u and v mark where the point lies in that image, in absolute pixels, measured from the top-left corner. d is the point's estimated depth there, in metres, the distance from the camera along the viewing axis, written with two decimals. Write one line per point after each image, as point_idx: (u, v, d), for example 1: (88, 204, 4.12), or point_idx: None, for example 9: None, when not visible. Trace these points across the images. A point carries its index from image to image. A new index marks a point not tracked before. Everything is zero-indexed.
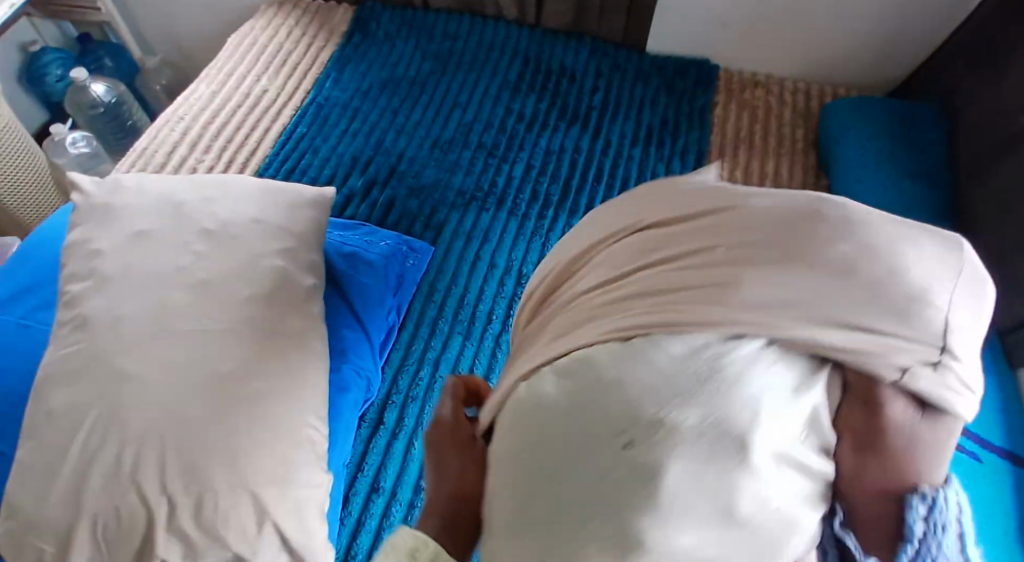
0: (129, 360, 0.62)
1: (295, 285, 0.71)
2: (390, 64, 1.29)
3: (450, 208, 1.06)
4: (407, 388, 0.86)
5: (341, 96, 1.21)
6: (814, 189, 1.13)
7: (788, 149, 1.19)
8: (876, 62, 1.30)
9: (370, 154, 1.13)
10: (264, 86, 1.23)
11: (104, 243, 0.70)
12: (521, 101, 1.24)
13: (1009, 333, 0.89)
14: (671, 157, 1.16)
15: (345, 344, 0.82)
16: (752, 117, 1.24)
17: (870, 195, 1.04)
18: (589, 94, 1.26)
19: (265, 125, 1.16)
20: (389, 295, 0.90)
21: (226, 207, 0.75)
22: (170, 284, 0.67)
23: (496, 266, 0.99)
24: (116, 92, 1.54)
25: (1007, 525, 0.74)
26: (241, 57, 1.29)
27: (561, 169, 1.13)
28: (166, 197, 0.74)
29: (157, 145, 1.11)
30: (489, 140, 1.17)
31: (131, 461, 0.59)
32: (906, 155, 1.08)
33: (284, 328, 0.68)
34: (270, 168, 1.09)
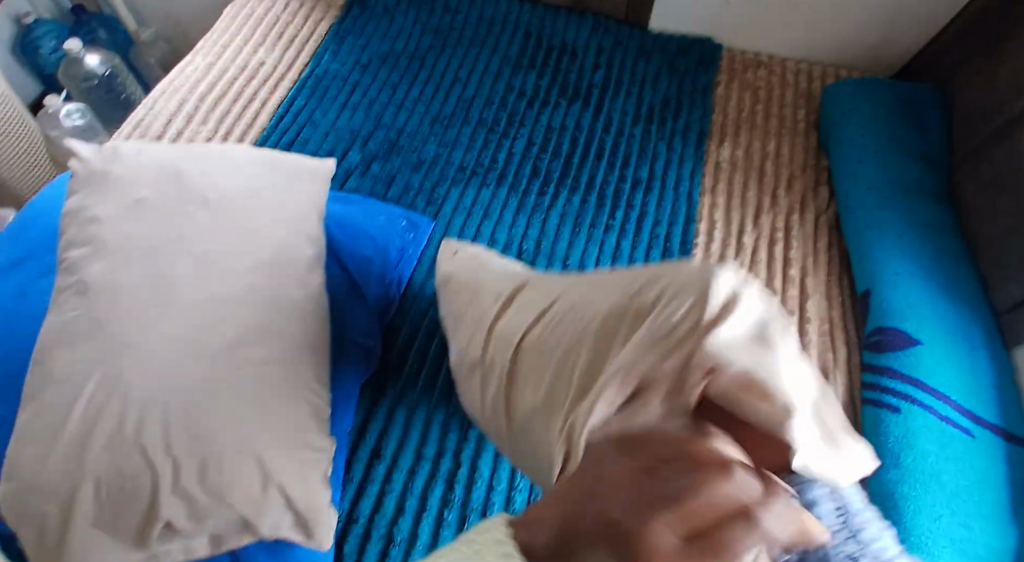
0: (131, 324, 0.62)
1: (297, 255, 0.72)
2: (390, 37, 1.28)
3: (452, 183, 1.06)
4: (407, 362, 0.86)
5: (340, 69, 1.20)
6: (814, 169, 1.14)
7: (788, 130, 1.19)
8: (876, 44, 1.30)
9: (370, 129, 1.12)
10: (262, 59, 1.21)
11: (104, 209, 0.70)
12: (522, 77, 1.23)
13: (1003, 312, 0.90)
14: (672, 135, 1.16)
15: (345, 315, 0.82)
16: (753, 97, 1.24)
17: (870, 175, 1.04)
18: (590, 71, 1.25)
19: (263, 97, 1.15)
20: (391, 268, 0.90)
21: (228, 176, 0.74)
22: (172, 252, 0.67)
23: (497, 241, 0.99)
24: (110, 64, 1.52)
25: (998, 497, 0.75)
26: (238, 29, 1.27)
27: (563, 146, 1.13)
28: (166, 164, 0.74)
29: (154, 116, 1.10)
30: (490, 116, 1.16)
31: (134, 425, 0.59)
32: (905, 137, 1.08)
33: (286, 296, 0.68)
34: (269, 141, 1.08)
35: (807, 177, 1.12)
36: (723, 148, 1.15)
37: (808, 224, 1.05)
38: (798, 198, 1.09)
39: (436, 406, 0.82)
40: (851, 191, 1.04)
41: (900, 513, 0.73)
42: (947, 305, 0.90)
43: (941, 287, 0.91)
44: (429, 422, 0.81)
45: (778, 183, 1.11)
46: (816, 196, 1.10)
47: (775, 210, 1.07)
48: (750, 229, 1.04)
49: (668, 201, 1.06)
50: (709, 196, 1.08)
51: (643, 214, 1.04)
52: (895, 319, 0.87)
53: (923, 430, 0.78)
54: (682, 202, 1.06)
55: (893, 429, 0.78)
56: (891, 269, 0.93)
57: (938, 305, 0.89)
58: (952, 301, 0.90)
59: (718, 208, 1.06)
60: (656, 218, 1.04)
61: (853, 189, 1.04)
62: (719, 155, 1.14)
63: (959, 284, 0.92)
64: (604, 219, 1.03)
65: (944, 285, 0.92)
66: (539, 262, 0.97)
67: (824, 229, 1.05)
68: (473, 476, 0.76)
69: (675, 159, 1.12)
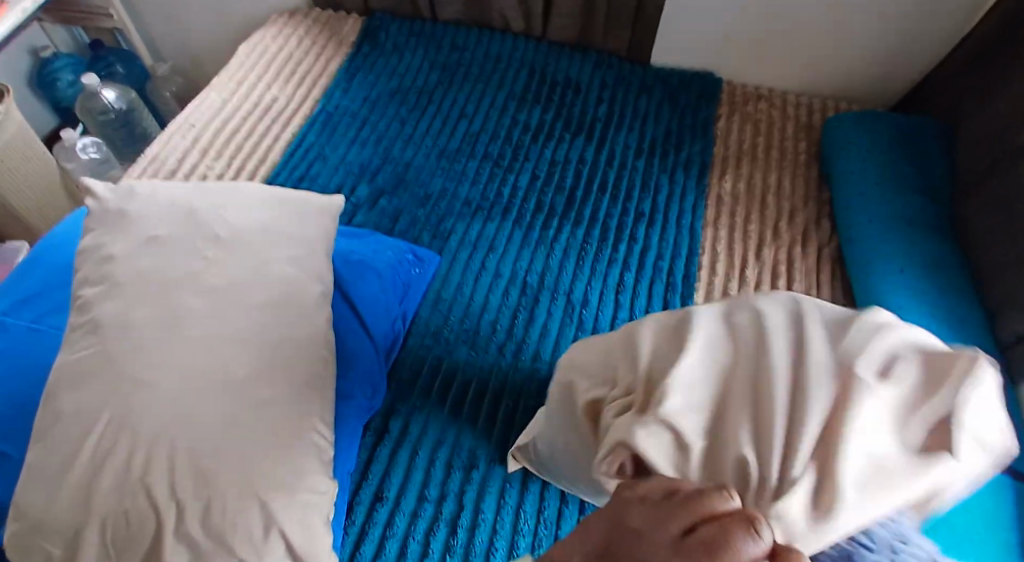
0: (140, 364, 0.64)
1: (304, 291, 0.73)
2: (399, 73, 1.31)
3: (457, 217, 1.08)
4: (413, 398, 0.87)
5: (350, 105, 1.23)
6: (816, 202, 1.15)
7: (790, 162, 1.20)
8: (876, 78, 1.32)
9: (378, 163, 1.14)
10: (275, 95, 1.24)
11: (117, 248, 0.71)
12: (527, 112, 1.25)
13: (1010, 346, 0.90)
14: (674, 168, 1.18)
15: (350, 350, 0.82)
16: (755, 130, 1.26)
17: (871, 208, 1.05)
18: (594, 106, 1.27)
19: (274, 133, 1.18)
20: (394, 302, 0.91)
21: (237, 214, 0.76)
22: (183, 291, 0.68)
23: (501, 274, 1.01)
24: (126, 98, 1.56)
25: (1010, 536, 0.72)
26: (251, 66, 1.30)
27: (566, 179, 1.14)
28: (178, 204, 0.76)
29: (168, 152, 1.12)
30: (495, 150, 1.18)
31: (143, 463, 0.60)
32: (910, 171, 1.09)
33: (293, 334, 0.70)
34: (279, 176, 1.09)
35: (810, 209, 1.13)
36: (726, 181, 1.17)
37: (811, 256, 1.06)
38: (800, 230, 1.10)
39: (440, 445, 0.83)
40: (853, 225, 1.05)
41: None
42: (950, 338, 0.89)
43: (945, 322, 0.90)
44: (432, 459, 0.82)
45: (780, 217, 1.12)
46: (819, 228, 1.11)
47: (777, 242, 1.08)
48: (752, 261, 1.05)
49: (671, 234, 1.07)
50: (711, 228, 1.09)
51: (646, 247, 1.05)
52: None
53: None
54: (685, 236, 1.07)
55: None
56: (893, 302, 0.92)
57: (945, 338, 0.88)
58: (956, 335, 0.89)
59: (721, 240, 1.07)
60: (659, 251, 1.05)
61: (855, 223, 1.05)
62: (721, 188, 1.16)
63: (964, 318, 0.92)
64: (607, 252, 1.04)
65: (948, 320, 0.91)
66: (542, 295, 0.98)
67: (826, 262, 1.06)
68: (475, 521, 0.76)
69: (677, 192, 1.14)
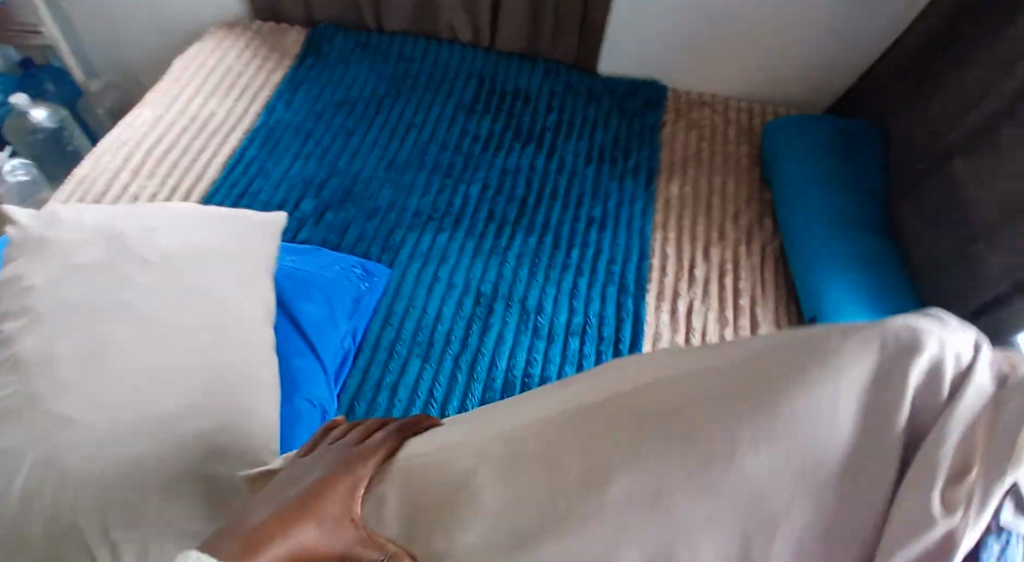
0: (66, 399, 0.60)
1: (241, 315, 0.71)
2: (344, 85, 1.29)
3: (407, 229, 1.06)
4: (364, 416, 0.84)
5: (293, 118, 1.20)
6: (760, 203, 1.17)
7: (734, 165, 1.22)
8: (814, 83, 1.35)
9: (324, 177, 1.12)
10: (212, 110, 1.21)
11: (39, 278, 0.68)
12: (476, 121, 1.25)
13: None
14: (624, 174, 1.18)
15: (294, 371, 0.80)
16: (700, 134, 1.28)
17: (812, 206, 1.07)
18: (543, 114, 1.27)
19: (212, 148, 1.14)
20: (341, 320, 0.89)
21: (169, 236, 0.73)
22: (111, 320, 0.65)
23: (453, 286, 0.99)
24: (57, 117, 1.49)
25: None
26: (187, 80, 1.26)
27: (517, 188, 1.14)
28: (105, 227, 0.72)
29: (99, 171, 1.07)
30: (445, 160, 1.17)
31: (71, 505, 0.57)
32: (847, 171, 1.12)
33: (232, 361, 0.68)
34: (219, 193, 1.06)
35: (754, 210, 1.15)
36: (674, 185, 1.18)
37: (755, 255, 1.08)
38: (746, 230, 1.11)
39: None
40: (795, 223, 1.07)
41: None
42: None
43: (884, 314, 0.93)
44: None
45: (726, 218, 1.13)
46: (763, 228, 1.12)
47: (724, 243, 1.09)
48: (701, 263, 1.06)
49: (622, 239, 1.08)
50: (661, 231, 1.10)
51: (598, 253, 1.05)
52: None
53: None
54: (635, 240, 1.08)
55: None
56: (835, 298, 0.94)
57: None
58: None
59: (670, 243, 1.08)
60: (610, 256, 1.05)
61: (797, 221, 1.07)
62: (669, 192, 1.17)
63: (903, 310, 0.94)
64: (560, 259, 1.04)
65: (887, 312, 0.93)
66: (496, 305, 0.97)
67: (771, 259, 1.08)
68: None
69: (627, 198, 1.14)
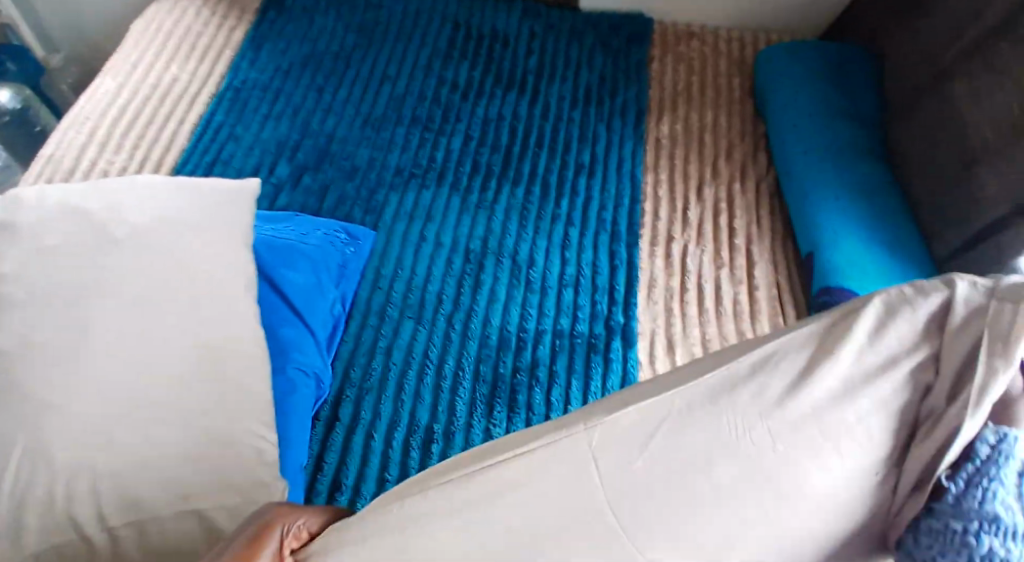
0: (47, 385, 0.58)
1: (222, 289, 0.69)
2: (311, 39, 1.23)
3: (389, 188, 1.03)
4: (360, 381, 0.83)
5: (260, 78, 1.15)
6: (753, 136, 1.13)
7: (725, 99, 1.18)
8: (803, 7, 1.30)
9: (297, 138, 1.07)
10: (175, 75, 1.16)
11: (5, 262, 0.64)
12: (453, 69, 1.20)
13: (945, 262, 0.91)
14: (611, 115, 1.14)
15: (285, 341, 0.78)
16: (688, 68, 1.23)
17: (805, 137, 1.04)
18: (523, 57, 1.22)
19: (179, 116, 1.10)
20: (329, 285, 0.87)
21: (137, 210, 0.70)
22: (86, 301, 0.63)
23: (442, 244, 0.96)
24: (21, 97, 1.45)
25: None
26: (146, 45, 1.20)
27: (501, 137, 1.10)
28: (70, 205, 0.69)
29: (65, 149, 1.03)
30: (423, 113, 1.13)
31: (65, 492, 0.56)
32: (840, 97, 1.08)
33: (216, 336, 0.66)
34: (189, 162, 1.02)
35: (746, 144, 1.12)
36: (663, 123, 1.14)
37: (750, 191, 1.05)
38: (739, 166, 1.08)
39: (394, 425, 0.79)
40: (789, 155, 1.04)
41: None
42: (890, 260, 0.89)
43: (882, 243, 0.91)
44: (388, 442, 0.78)
45: (718, 154, 1.10)
46: (757, 162, 1.09)
47: (717, 180, 1.06)
48: (694, 202, 1.03)
49: (612, 183, 1.05)
50: (652, 173, 1.07)
51: (589, 200, 1.02)
52: (838, 279, 0.86)
53: None
54: (626, 183, 1.05)
55: None
56: (830, 229, 0.92)
57: (883, 260, 0.89)
58: (894, 255, 0.90)
59: (662, 184, 1.05)
60: (601, 202, 1.02)
61: (791, 153, 1.04)
62: (659, 131, 1.13)
63: (903, 238, 0.92)
64: (550, 209, 1.01)
65: (886, 241, 0.91)
66: (487, 260, 0.95)
67: (766, 196, 1.05)
68: None
69: (616, 140, 1.11)
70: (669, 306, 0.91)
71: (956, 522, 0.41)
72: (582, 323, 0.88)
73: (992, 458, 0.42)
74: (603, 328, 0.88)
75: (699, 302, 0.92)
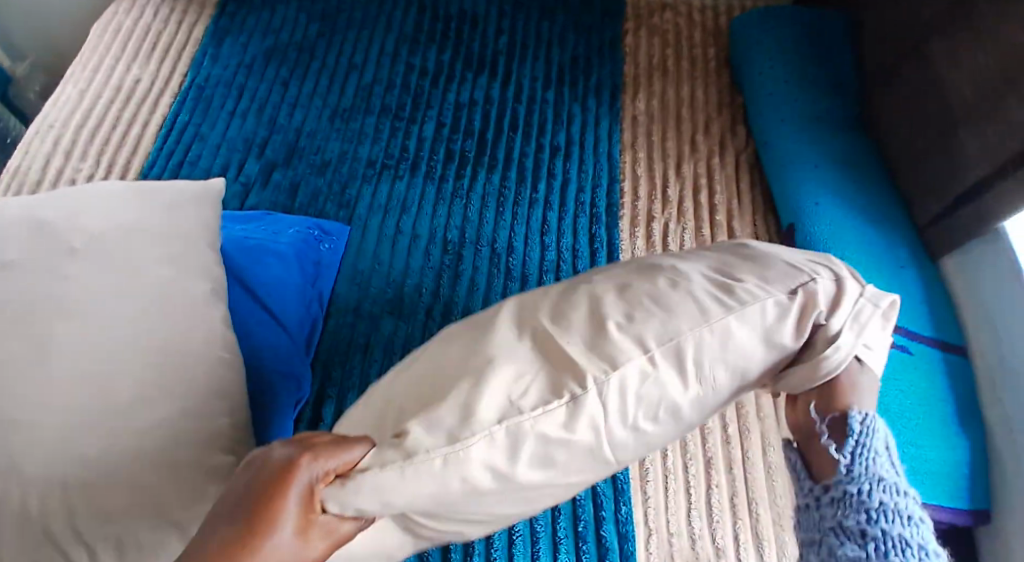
0: (15, 404, 0.57)
1: (189, 293, 0.67)
2: (274, 30, 1.20)
3: (362, 181, 1.01)
4: (341, 379, 0.82)
5: (223, 74, 1.13)
6: (731, 107, 1.12)
7: (701, 71, 1.16)
8: None
9: (264, 135, 1.05)
10: (137, 76, 1.13)
11: None
12: (422, 55, 1.17)
13: (927, 227, 0.90)
14: (585, 94, 1.12)
15: (262, 343, 0.76)
16: (663, 41, 1.21)
17: (782, 107, 1.02)
18: (493, 39, 1.20)
19: (143, 119, 1.07)
20: (304, 283, 0.85)
21: (95, 218, 0.68)
22: (47, 315, 0.61)
23: (419, 235, 0.95)
24: None
25: (945, 413, 0.77)
26: (107, 48, 1.17)
27: (474, 123, 1.08)
28: (28, 218, 0.68)
29: (30, 160, 1.01)
30: (393, 102, 1.10)
31: (37, 511, 0.55)
32: (815, 65, 1.07)
33: (184, 341, 0.64)
34: (156, 166, 1.00)
35: (725, 116, 1.10)
36: (639, 100, 1.12)
37: (729, 164, 1.03)
38: (718, 139, 1.07)
39: None
40: (767, 125, 1.02)
41: None
42: (871, 230, 0.89)
43: (862, 212, 0.91)
44: None
45: (696, 129, 1.08)
46: (735, 135, 1.08)
47: (696, 155, 1.05)
48: (674, 179, 1.02)
49: (590, 164, 1.03)
50: (630, 151, 1.05)
51: (566, 182, 1.01)
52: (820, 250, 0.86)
53: None
54: (604, 163, 1.03)
55: None
56: (811, 200, 0.91)
57: (863, 229, 0.89)
58: (874, 224, 0.90)
59: (641, 163, 1.04)
60: (579, 184, 1.00)
61: (769, 124, 1.02)
62: (635, 108, 1.11)
63: (882, 206, 0.92)
64: (527, 194, 0.99)
65: (866, 211, 0.91)
66: (465, 249, 0.93)
67: (746, 168, 1.03)
68: None
69: (592, 120, 1.09)
70: None
71: (852, 486, 0.44)
72: None
73: (864, 429, 0.47)
74: None
75: None
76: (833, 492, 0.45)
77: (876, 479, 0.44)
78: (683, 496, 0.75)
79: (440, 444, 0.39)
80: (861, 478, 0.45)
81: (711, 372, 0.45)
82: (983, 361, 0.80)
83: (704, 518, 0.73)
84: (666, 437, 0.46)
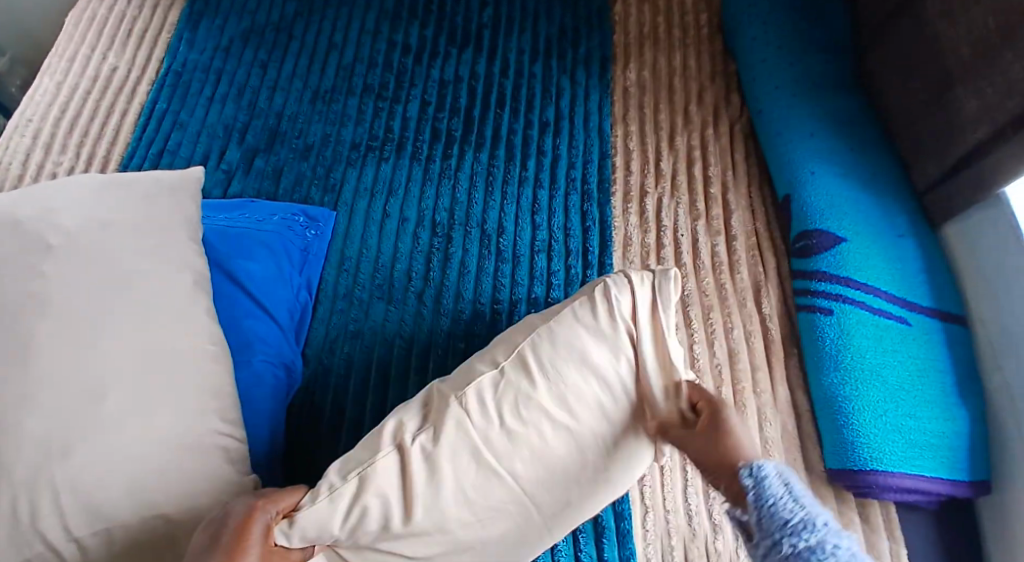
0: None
1: (169, 287, 0.66)
2: (251, 12, 1.16)
3: (347, 164, 0.99)
4: (332, 368, 0.81)
5: (201, 59, 1.10)
6: (724, 75, 1.08)
7: (693, 38, 1.13)
8: None
9: (245, 120, 1.03)
10: (114, 64, 1.10)
11: None
12: (404, 31, 1.14)
13: (926, 193, 0.88)
14: (573, 67, 1.09)
15: (250, 334, 0.75)
16: (653, 8, 1.17)
17: (776, 73, 0.99)
18: (477, 12, 1.16)
19: (122, 108, 1.05)
20: (291, 271, 0.84)
21: (70, 213, 0.67)
22: (25, 314, 0.60)
23: (406, 218, 0.93)
24: None
25: (943, 383, 0.76)
26: (82, 36, 1.14)
27: (460, 100, 1.05)
28: (1, 216, 0.66)
29: (9, 154, 0.99)
30: (376, 81, 1.08)
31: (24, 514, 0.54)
32: (810, 28, 1.03)
33: (167, 336, 0.63)
34: (136, 156, 0.98)
35: (718, 85, 1.07)
36: (629, 71, 1.09)
37: (723, 134, 1.01)
38: (711, 109, 1.04)
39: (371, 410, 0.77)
40: (761, 93, 1.00)
41: (845, 416, 0.73)
42: (869, 197, 0.87)
43: (859, 180, 0.88)
44: (366, 429, 0.76)
45: (689, 99, 1.05)
46: (729, 104, 1.05)
47: (689, 126, 1.02)
48: (666, 152, 0.99)
49: (580, 139, 1.01)
50: (621, 125, 1.03)
51: (556, 158, 0.98)
52: (817, 221, 0.84)
53: (859, 328, 0.77)
54: (594, 138, 1.01)
55: (831, 333, 0.77)
56: (807, 169, 0.89)
57: (860, 197, 0.87)
58: (871, 192, 0.88)
59: (632, 136, 1.01)
60: (569, 160, 0.98)
61: (763, 91, 0.99)
62: (626, 79, 1.08)
63: (880, 173, 0.90)
64: (516, 172, 0.97)
65: (864, 178, 0.89)
66: (454, 232, 0.92)
67: (741, 138, 1.01)
68: None
69: (581, 93, 1.06)
70: (647, 264, 0.89)
71: (766, 539, 0.44)
72: (556, 289, 0.85)
73: (758, 482, 0.46)
74: (579, 291, 0.85)
75: (676, 256, 0.89)
76: (759, 550, 0.44)
77: (784, 526, 0.43)
78: (680, 473, 0.74)
79: (353, 487, 0.52)
80: (772, 527, 0.43)
81: (571, 388, 0.55)
82: (983, 329, 0.79)
83: (702, 494, 0.73)
84: (566, 457, 0.55)
